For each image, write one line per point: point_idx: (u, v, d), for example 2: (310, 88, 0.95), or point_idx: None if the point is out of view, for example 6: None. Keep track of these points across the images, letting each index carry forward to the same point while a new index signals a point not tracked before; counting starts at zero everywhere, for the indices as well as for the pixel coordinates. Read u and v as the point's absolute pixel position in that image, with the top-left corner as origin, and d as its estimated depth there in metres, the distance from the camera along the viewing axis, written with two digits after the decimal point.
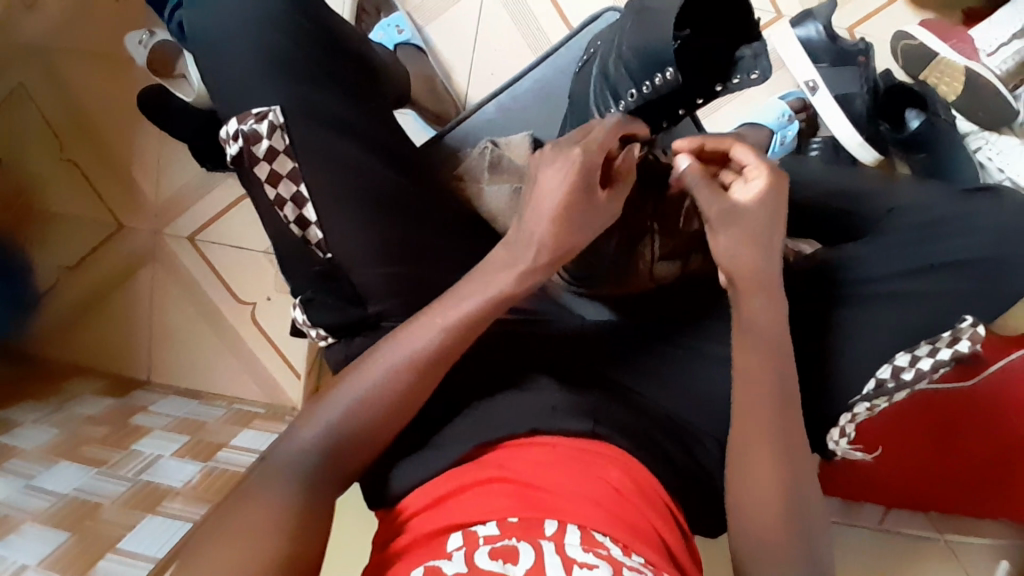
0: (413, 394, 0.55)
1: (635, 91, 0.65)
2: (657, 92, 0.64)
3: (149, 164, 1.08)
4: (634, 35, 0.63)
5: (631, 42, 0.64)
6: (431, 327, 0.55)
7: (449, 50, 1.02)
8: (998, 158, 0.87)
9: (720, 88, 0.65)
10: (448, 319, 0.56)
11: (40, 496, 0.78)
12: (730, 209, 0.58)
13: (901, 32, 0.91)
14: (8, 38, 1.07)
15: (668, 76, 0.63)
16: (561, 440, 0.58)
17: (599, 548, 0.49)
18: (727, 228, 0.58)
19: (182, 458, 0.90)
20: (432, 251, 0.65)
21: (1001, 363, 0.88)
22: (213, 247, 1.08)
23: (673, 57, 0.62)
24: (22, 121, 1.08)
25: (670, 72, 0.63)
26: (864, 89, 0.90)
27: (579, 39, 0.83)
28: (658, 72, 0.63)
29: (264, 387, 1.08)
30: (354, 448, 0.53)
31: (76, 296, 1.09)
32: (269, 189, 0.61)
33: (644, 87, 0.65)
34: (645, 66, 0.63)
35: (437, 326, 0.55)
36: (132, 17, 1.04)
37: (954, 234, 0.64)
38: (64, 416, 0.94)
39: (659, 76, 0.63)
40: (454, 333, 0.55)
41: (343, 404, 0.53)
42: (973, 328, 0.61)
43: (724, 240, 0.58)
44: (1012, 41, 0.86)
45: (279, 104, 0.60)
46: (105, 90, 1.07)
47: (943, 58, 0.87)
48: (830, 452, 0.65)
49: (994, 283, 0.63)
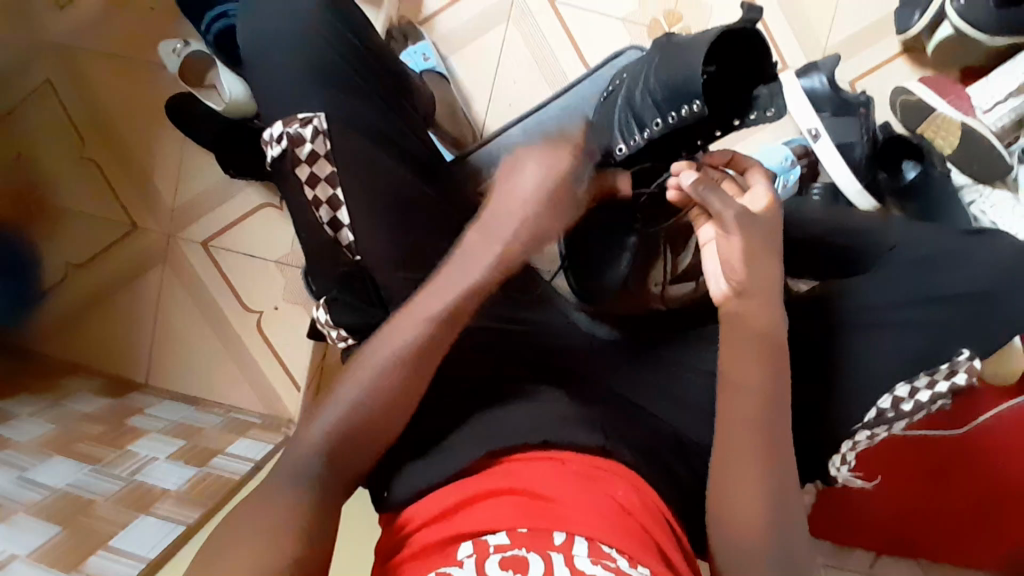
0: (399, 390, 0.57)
1: (661, 120, 0.68)
2: (681, 122, 0.67)
3: (168, 167, 1.09)
4: (661, 68, 0.67)
5: (658, 74, 0.68)
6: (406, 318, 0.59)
7: (470, 79, 1.06)
8: (991, 211, 0.91)
9: (738, 122, 0.69)
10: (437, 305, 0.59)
11: (32, 489, 0.76)
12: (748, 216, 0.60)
13: (902, 87, 0.97)
14: (42, 39, 1.10)
15: (694, 109, 0.66)
16: (570, 455, 0.58)
17: (606, 560, 0.49)
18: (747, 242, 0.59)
19: (175, 462, 0.88)
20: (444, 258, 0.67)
21: (993, 413, 0.89)
22: (226, 253, 1.09)
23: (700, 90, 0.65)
24: (45, 115, 1.11)
25: (697, 105, 0.65)
26: (865, 138, 0.94)
27: (601, 74, 0.92)
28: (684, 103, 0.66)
29: (261, 397, 1.08)
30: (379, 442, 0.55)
31: (82, 294, 1.10)
32: (308, 190, 0.64)
33: (670, 116, 0.68)
34: (674, 98, 0.67)
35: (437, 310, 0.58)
36: (166, 25, 1.07)
37: (955, 268, 0.67)
38: (59, 413, 0.93)
39: (686, 107, 0.66)
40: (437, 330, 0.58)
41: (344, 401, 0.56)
42: (969, 361, 0.64)
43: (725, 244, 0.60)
44: (1007, 99, 0.91)
45: (322, 110, 0.64)
46: (131, 93, 1.09)
47: (940, 113, 0.92)
48: (831, 480, 0.67)
49: (992, 319, 0.65)
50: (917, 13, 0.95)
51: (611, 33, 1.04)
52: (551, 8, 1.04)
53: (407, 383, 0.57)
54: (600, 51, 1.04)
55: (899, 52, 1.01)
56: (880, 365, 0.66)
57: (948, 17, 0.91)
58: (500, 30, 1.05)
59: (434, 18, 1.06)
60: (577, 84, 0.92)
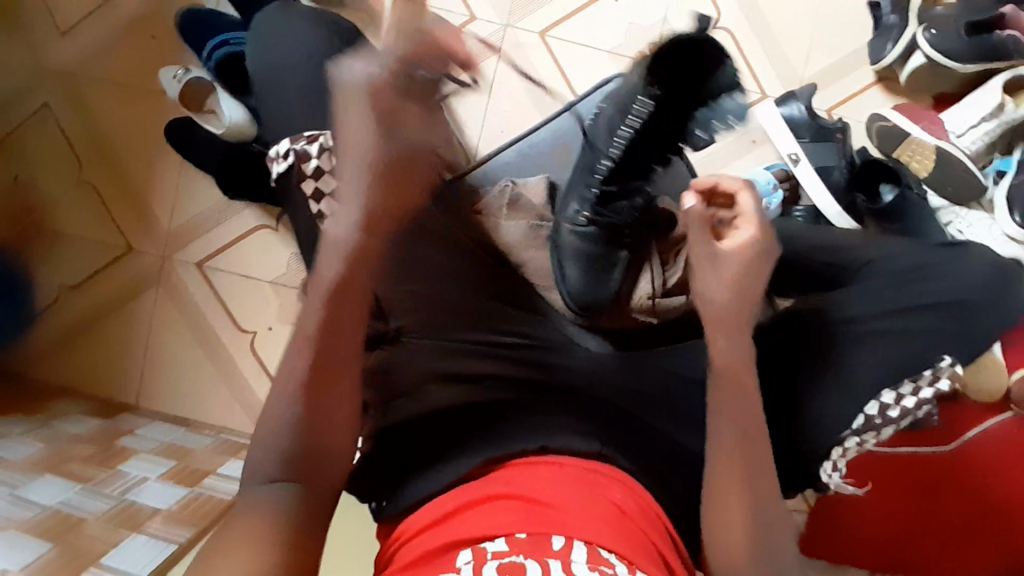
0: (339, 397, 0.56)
1: (629, 130, 0.77)
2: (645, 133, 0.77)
3: (166, 191, 1.11)
4: (630, 86, 0.77)
5: (628, 93, 0.77)
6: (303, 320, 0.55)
7: (464, 106, 1.09)
8: (967, 231, 0.97)
9: (697, 133, 0.76)
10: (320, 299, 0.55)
11: (24, 506, 0.76)
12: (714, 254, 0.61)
13: (877, 114, 1.02)
14: (44, 64, 1.13)
15: (654, 116, 0.75)
16: (568, 459, 0.60)
17: (604, 565, 0.50)
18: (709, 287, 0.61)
19: (167, 481, 0.87)
20: None
21: (978, 429, 0.93)
22: (221, 274, 1.10)
23: (658, 99, 0.74)
24: (44, 139, 1.12)
25: (655, 112, 0.75)
26: (842, 163, 0.99)
27: (592, 98, 0.96)
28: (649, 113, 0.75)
29: (253, 417, 1.08)
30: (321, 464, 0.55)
31: (75, 316, 1.11)
32: (312, 205, 0.66)
33: (637, 126, 0.77)
34: (635, 112, 0.76)
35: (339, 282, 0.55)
36: (168, 52, 1.10)
37: (931, 280, 0.70)
38: (50, 433, 0.92)
39: (649, 116, 0.75)
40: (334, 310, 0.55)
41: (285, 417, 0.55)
42: (951, 367, 0.67)
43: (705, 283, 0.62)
44: (979, 124, 0.97)
45: (330, 130, 0.67)
46: (131, 118, 1.11)
47: (914, 138, 0.98)
48: (824, 486, 0.68)
49: (967, 327, 0.68)
50: (890, 44, 1.02)
51: (599, 64, 1.08)
52: (540, 40, 1.09)
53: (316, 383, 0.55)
54: (590, 80, 1.08)
55: (874, 81, 1.06)
56: (865, 372, 0.68)
57: (921, 47, 0.97)
58: (492, 60, 1.09)
59: None
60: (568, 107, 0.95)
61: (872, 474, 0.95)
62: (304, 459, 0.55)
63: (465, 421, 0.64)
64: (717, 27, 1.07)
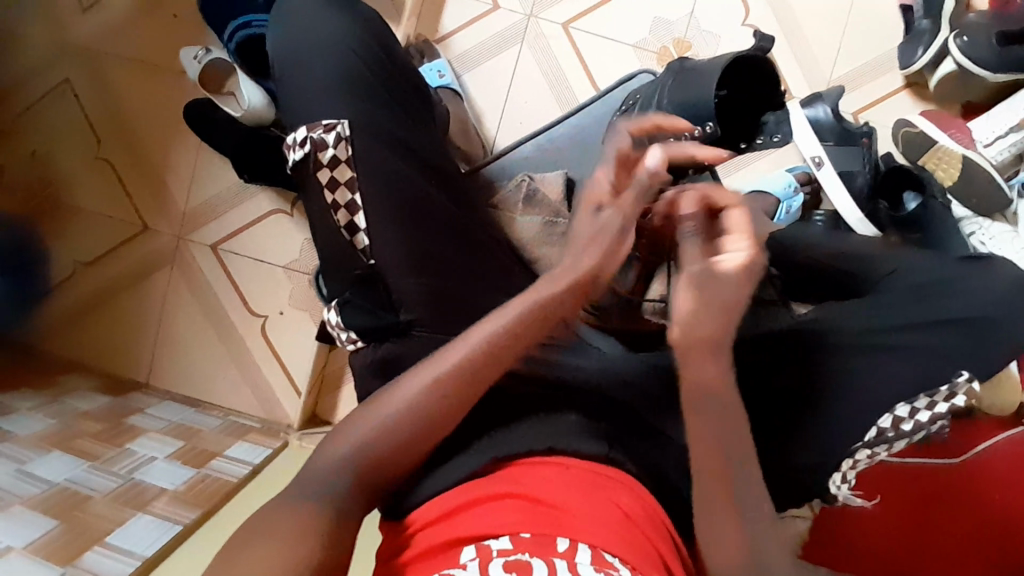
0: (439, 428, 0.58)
1: None
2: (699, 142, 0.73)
3: (182, 171, 1.11)
4: (677, 92, 0.74)
5: (674, 99, 0.74)
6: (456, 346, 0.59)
7: (482, 97, 1.08)
8: (990, 242, 0.95)
9: (745, 143, 0.77)
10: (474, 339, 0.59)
11: (31, 483, 0.76)
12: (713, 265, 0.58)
13: (905, 120, 0.99)
14: (65, 39, 1.13)
15: (710, 130, 0.73)
16: (575, 461, 0.59)
17: (609, 568, 0.49)
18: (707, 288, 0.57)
19: (172, 461, 0.88)
20: (451, 265, 0.67)
21: (989, 442, 0.92)
22: (234, 257, 1.10)
23: (716, 114, 0.72)
24: (63, 115, 1.13)
25: (712, 127, 0.73)
26: (867, 167, 0.96)
27: (613, 96, 0.96)
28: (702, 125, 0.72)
29: (261, 401, 1.09)
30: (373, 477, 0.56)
31: (88, 293, 1.11)
32: (327, 194, 0.66)
33: None
34: (693, 118, 0.72)
35: (487, 331, 0.59)
36: (188, 32, 1.10)
37: (957, 292, 0.69)
38: (59, 409, 0.93)
39: (701, 128, 0.73)
40: (482, 353, 0.58)
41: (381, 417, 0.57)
42: (968, 384, 0.66)
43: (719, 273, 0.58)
44: (1007, 134, 0.95)
45: (347, 118, 0.67)
46: (149, 96, 1.11)
47: (941, 146, 0.95)
48: (831, 497, 0.67)
49: (988, 342, 0.66)
50: (920, 49, 0.98)
51: (622, 58, 1.07)
52: (563, 32, 1.07)
53: (435, 409, 0.57)
54: (612, 75, 1.07)
55: (902, 85, 1.03)
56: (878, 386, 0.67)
57: (951, 54, 0.95)
58: (514, 51, 1.08)
59: (449, 38, 1.09)
60: (588, 103, 0.95)
61: (881, 489, 0.94)
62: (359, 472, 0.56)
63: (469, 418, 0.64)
64: (743, 24, 1.05)
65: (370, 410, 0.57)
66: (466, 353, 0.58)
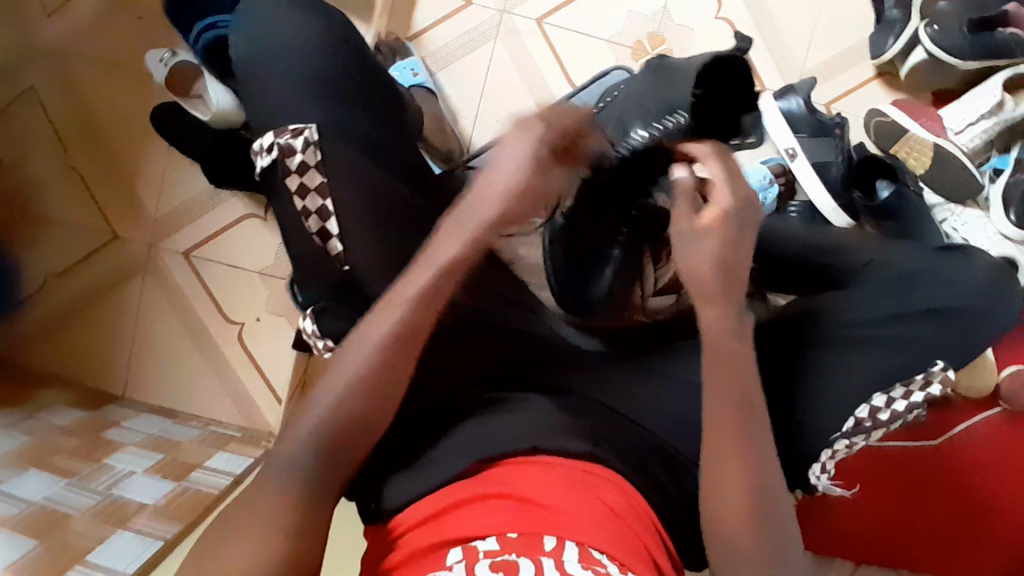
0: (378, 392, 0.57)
1: (646, 130, 0.71)
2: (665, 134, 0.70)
3: (153, 178, 1.09)
4: (655, 86, 0.74)
5: (653, 92, 0.74)
6: (385, 309, 0.58)
7: (458, 95, 1.07)
8: (962, 229, 0.97)
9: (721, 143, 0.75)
10: (411, 290, 0.59)
11: (8, 502, 0.73)
12: (694, 230, 0.59)
13: (876, 109, 1.01)
14: (27, 44, 1.09)
15: (680, 120, 0.70)
16: (562, 460, 0.58)
17: (597, 565, 0.49)
18: (686, 254, 0.60)
19: (153, 475, 0.86)
20: None
21: (967, 423, 0.92)
22: (209, 264, 1.08)
23: (687, 105, 0.70)
24: (28, 123, 1.09)
25: (683, 117, 0.70)
26: (839, 159, 0.98)
27: (588, 94, 0.97)
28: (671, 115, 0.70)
29: (241, 409, 1.07)
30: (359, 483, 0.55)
31: (59, 305, 1.09)
32: (298, 201, 0.66)
33: (656, 127, 0.71)
34: (661, 112, 0.71)
35: (414, 285, 0.59)
36: (155, 35, 1.07)
37: (930, 284, 0.70)
38: (35, 425, 0.91)
39: (672, 119, 0.70)
40: (420, 307, 0.59)
41: (323, 402, 0.56)
42: (943, 372, 0.67)
43: (685, 259, 0.60)
44: (978, 121, 0.96)
45: (316, 123, 0.66)
46: (115, 100, 1.08)
47: (913, 134, 0.96)
48: (812, 488, 0.68)
49: (961, 333, 0.68)
50: (891, 38, 0.99)
51: (596, 53, 1.06)
52: (538, 27, 1.07)
53: (381, 374, 0.57)
54: (587, 69, 1.06)
55: (874, 75, 1.04)
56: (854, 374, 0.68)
57: (922, 43, 0.96)
58: (488, 47, 1.07)
59: (423, 35, 1.08)
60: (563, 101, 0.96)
61: (862, 477, 0.94)
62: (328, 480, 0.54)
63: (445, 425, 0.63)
64: (717, 17, 1.05)
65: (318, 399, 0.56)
66: (393, 315, 0.58)
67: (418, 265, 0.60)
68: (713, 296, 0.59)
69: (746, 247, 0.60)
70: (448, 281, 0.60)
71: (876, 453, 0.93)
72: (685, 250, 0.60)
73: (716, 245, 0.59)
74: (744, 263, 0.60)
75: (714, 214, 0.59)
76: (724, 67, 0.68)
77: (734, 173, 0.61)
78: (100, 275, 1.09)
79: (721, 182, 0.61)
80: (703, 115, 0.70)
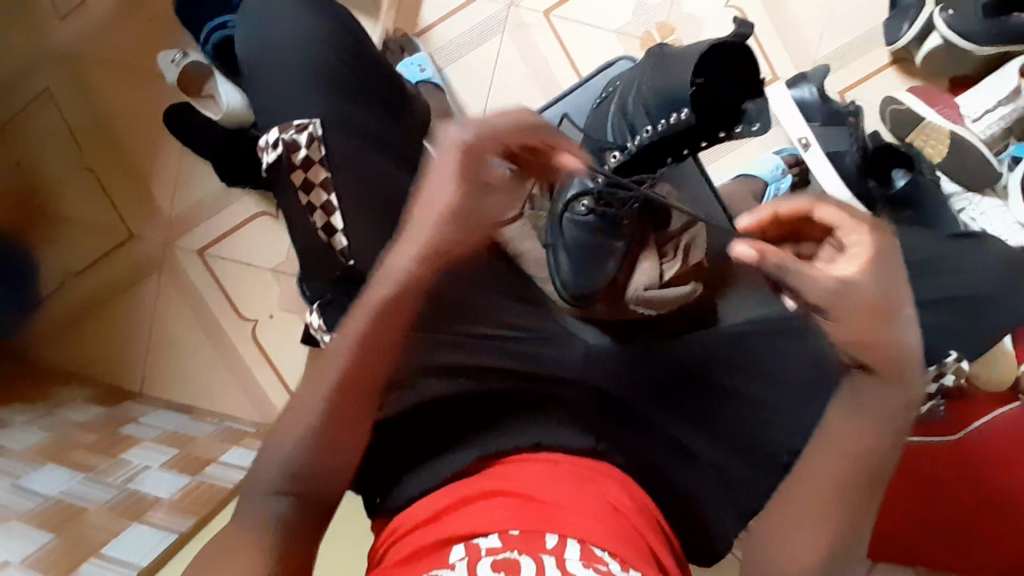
0: (337, 431, 0.56)
1: (651, 127, 0.72)
2: (670, 130, 0.72)
3: (166, 177, 1.10)
4: (651, 78, 0.72)
5: (652, 84, 0.72)
6: (331, 363, 0.56)
7: (465, 90, 1.07)
8: (981, 219, 0.94)
9: (724, 134, 0.71)
10: (354, 340, 0.56)
11: (26, 497, 0.75)
12: (839, 286, 0.52)
13: (890, 97, 0.99)
14: (42, 47, 1.11)
15: (682, 116, 0.70)
16: (562, 457, 0.59)
17: (598, 563, 0.48)
18: (849, 302, 0.52)
19: (168, 469, 0.87)
20: None
21: (985, 419, 0.90)
22: (221, 261, 1.09)
23: (688, 99, 0.69)
24: (44, 125, 1.12)
25: (685, 113, 0.70)
26: (856, 147, 0.95)
27: (594, 83, 0.95)
28: (673, 111, 0.70)
29: (255, 404, 1.08)
30: None
31: (77, 304, 1.11)
32: (302, 196, 0.66)
33: (660, 124, 0.72)
34: (664, 106, 0.71)
35: (356, 328, 0.56)
36: (167, 36, 1.08)
37: (950, 272, 0.68)
38: (54, 421, 0.93)
39: (674, 115, 0.70)
40: (357, 349, 0.56)
41: (288, 448, 0.55)
42: (957, 363, 0.68)
43: (839, 328, 0.54)
44: (996, 108, 0.94)
45: (319, 117, 0.66)
46: (129, 102, 1.10)
47: (929, 122, 0.94)
48: None
49: (978, 323, 0.67)
50: (906, 24, 0.97)
51: (604, 45, 1.05)
52: (545, 19, 1.06)
53: (335, 429, 0.56)
54: (594, 62, 1.05)
55: (889, 62, 1.02)
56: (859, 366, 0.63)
57: (937, 29, 0.94)
58: (496, 40, 1.07)
59: (430, 30, 1.08)
60: (568, 92, 0.95)
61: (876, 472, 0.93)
62: None
63: (449, 419, 0.63)
64: (726, 6, 1.04)
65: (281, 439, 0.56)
66: (330, 376, 0.56)
67: (354, 314, 0.57)
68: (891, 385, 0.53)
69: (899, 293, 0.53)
70: (388, 322, 0.57)
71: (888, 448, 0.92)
72: (846, 300, 0.52)
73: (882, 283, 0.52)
74: (902, 304, 0.52)
75: (861, 262, 0.53)
76: (723, 58, 0.68)
77: (848, 207, 0.55)
78: (115, 273, 1.11)
79: (848, 227, 0.53)
80: (701, 105, 0.71)
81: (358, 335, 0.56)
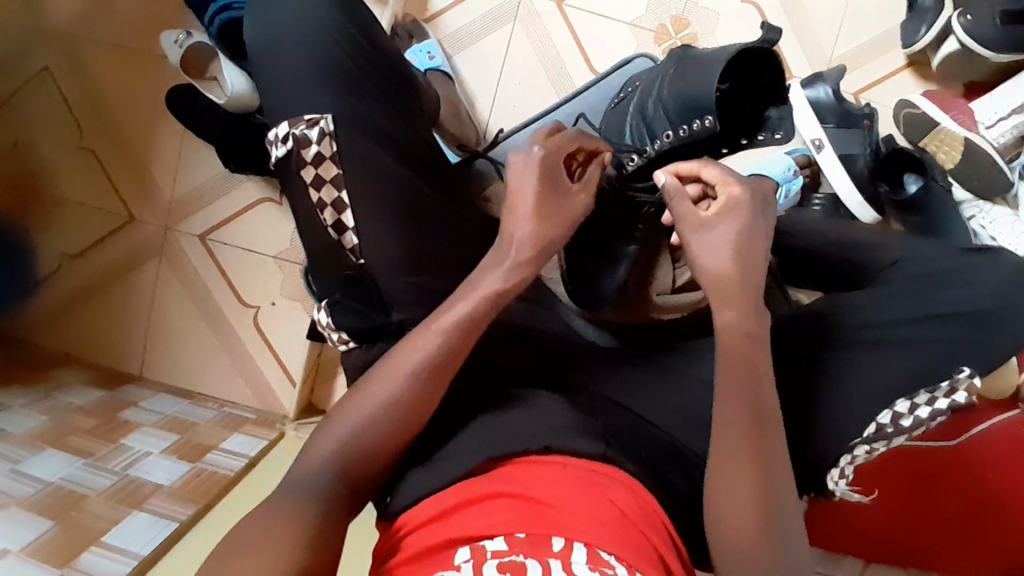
0: (382, 441, 0.56)
1: (672, 133, 0.72)
2: (692, 137, 0.72)
3: (168, 159, 1.08)
4: (674, 82, 0.72)
5: (672, 88, 0.72)
6: (413, 346, 0.58)
7: (475, 80, 1.05)
8: (990, 227, 0.94)
9: None
10: (444, 325, 0.58)
11: (24, 483, 0.75)
12: (698, 222, 0.58)
13: (906, 100, 0.97)
14: (42, 23, 1.09)
15: (707, 123, 0.71)
16: (572, 460, 0.57)
17: (605, 567, 0.48)
18: (700, 240, 0.58)
19: (168, 456, 0.86)
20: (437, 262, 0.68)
21: (984, 425, 0.90)
22: (223, 246, 1.08)
23: (714, 106, 0.70)
24: (44, 103, 1.09)
25: (710, 120, 0.70)
26: (867, 151, 0.94)
27: (608, 83, 0.99)
28: (697, 118, 0.70)
29: (256, 391, 1.08)
30: (361, 478, 0.55)
31: (76, 286, 1.10)
32: (312, 192, 0.65)
33: (682, 129, 0.72)
34: (686, 112, 0.71)
35: (454, 315, 0.58)
36: (170, 16, 1.06)
37: (958, 290, 0.68)
38: (52, 404, 0.92)
39: (698, 121, 0.71)
40: (454, 336, 0.58)
41: (325, 450, 0.55)
42: (969, 379, 0.66)
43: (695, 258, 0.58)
44: (1011, 115, 0.93)
45: (331, 112, 0.65)
46: (130, 81, 1.08)
47: (944, 128, 0.93)
48: (829, 493, 0.68)
49: (987, 338, 0.66)
50: (924, 27, 0.95)
51: (617, 38, 1.03)
52: (557, 9, 1.04)
53: (392, 432, 0.56)
54: (606, 56, 1.04)
55: (905, 64, 1.01)
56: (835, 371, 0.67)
57: (955, 33, 0.92)
58: (507, 29, 1.05)
59: (439, 17, 1.06)
60: (584, 90, 0.98)
61: (878, 481, 0.93)
62: (334, 477, 0.54)
63: (456, 423, 0.64)
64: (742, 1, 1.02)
65: (329, 431, 0.56)
66: (416, 355, 0.57)
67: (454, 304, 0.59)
68: (729, 304, 0.56)
69: (754, 237, 0.57)
70: (481, 319, 0.58)
71: (892, 454, 0.92)
72: (698, 237, 0.58)
73: (738, 229, 0.57)
74: (754, 249, 0.57)
75: (718, 208, 0.58)
76: (748, 65, 0.71)
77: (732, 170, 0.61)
78: (117, 256, 1.09)
79: (724, 182, 0.60)
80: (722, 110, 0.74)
81: (457, 318, 0.58)
